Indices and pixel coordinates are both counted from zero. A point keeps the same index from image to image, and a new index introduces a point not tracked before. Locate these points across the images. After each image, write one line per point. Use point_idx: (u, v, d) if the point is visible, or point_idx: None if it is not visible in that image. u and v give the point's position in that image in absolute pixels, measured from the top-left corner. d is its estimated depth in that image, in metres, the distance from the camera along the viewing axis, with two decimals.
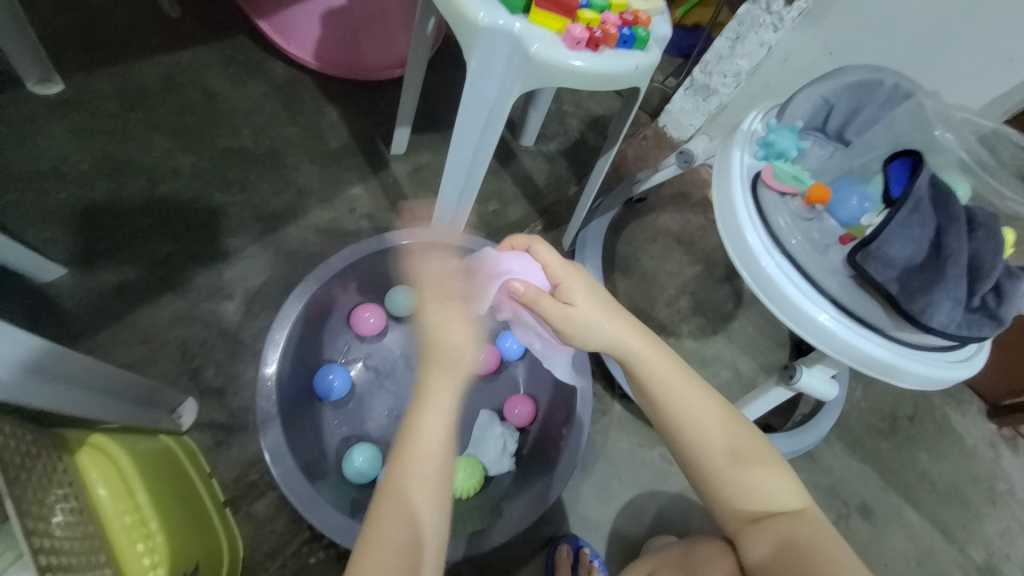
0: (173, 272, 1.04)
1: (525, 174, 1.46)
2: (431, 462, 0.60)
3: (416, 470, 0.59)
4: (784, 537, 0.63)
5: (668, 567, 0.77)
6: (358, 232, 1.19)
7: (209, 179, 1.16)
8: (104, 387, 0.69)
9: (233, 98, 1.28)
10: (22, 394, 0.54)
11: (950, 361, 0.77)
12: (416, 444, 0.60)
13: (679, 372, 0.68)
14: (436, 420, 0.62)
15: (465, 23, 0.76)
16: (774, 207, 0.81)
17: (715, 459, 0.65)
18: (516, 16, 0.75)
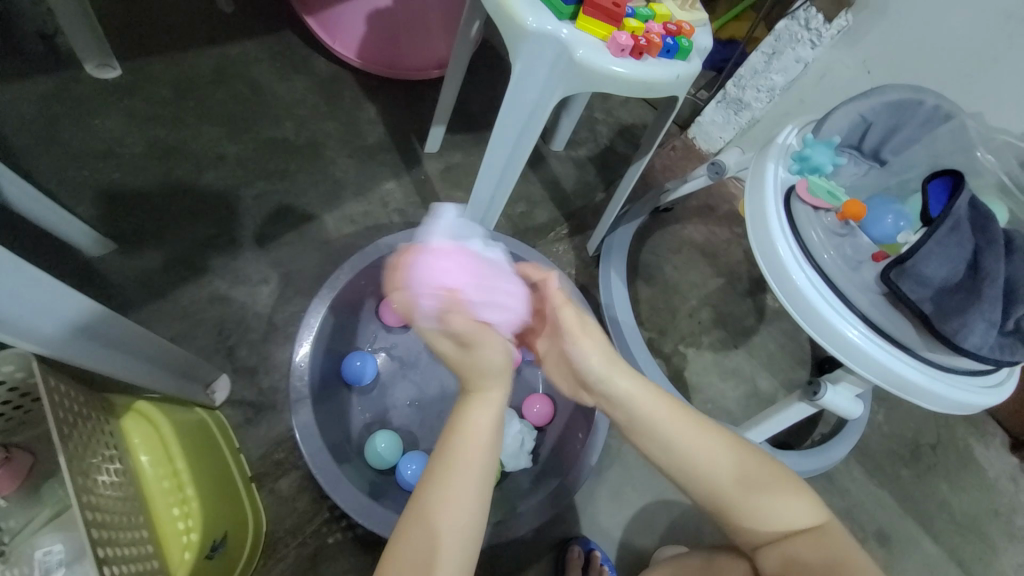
0: (213, 253, 1.09)
1: (554, 178, 1.48)
2: (473, 473, 0.57)
3: (458, 477, 0.56)
4: (801, 557, 0.61)
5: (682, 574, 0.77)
6: (389, 226, 1.22)
7: (250, 167, 1.21)
8: (151, 357, 0.73)
9: (277, 91, 1.33)
10: (70, 353, 0.57)
11: (980, 386, 0.76)
12: (460, 451, 0.58)
13: (653, 408, 0.67)
14: (481, 431, 0.59)
15: (512, 27, 0.78)
16: (807, 221, 0.82)
17: (716, 488, 0.64)
18: (563, 21, 0.77)
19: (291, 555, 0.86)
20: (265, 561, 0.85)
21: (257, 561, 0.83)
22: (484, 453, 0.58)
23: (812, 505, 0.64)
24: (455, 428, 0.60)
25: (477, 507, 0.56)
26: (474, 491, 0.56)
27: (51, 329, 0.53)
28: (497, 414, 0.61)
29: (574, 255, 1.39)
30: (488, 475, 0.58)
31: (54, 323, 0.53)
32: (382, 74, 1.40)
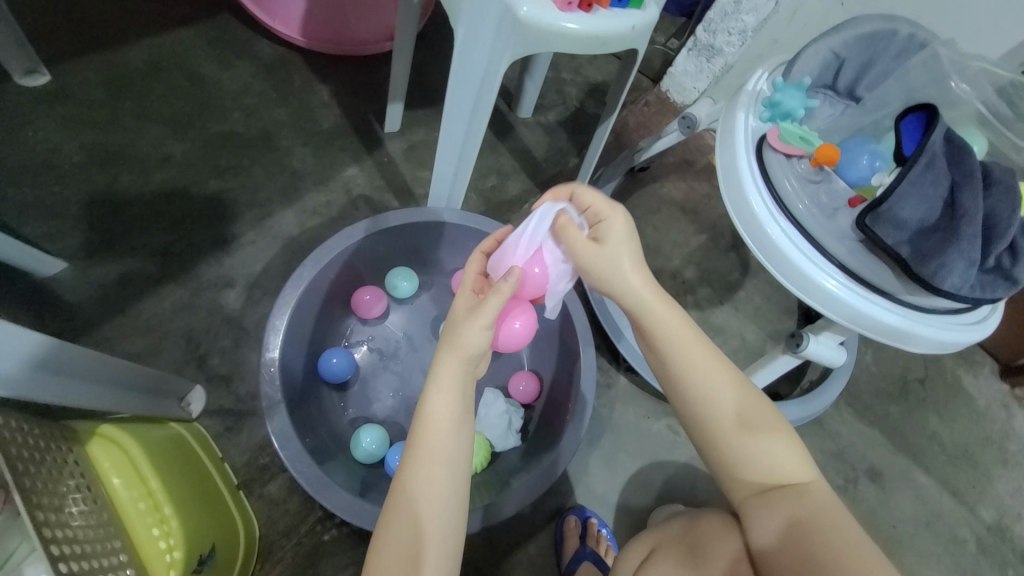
0: (173, 261, 1.04)
1: (524, 147, 1.43)
2: (444, 454, 0.61)
3: (435, 457, 0.60)
4: (788, 513, 0.61)
5: (668, 542, 0.73)
6: (355, 213, 1.18)
7: (201, 165, 1.15)
8: (112, 380, 0.70)
9: (221, 81, 1.25)
10: (29, 388, 0.54)
11: (960, 323, 0.75)
12: (432, 432, 0.61)
13: (697, 345, 0.68)
14: (445, 411, 0.61)
15: None
16: (781, 170, 0.78)
17: (719, 422, 0.65)
18: None
19: (288, 556, 0.86)
20: (262, 564, 0.85)
21: (253, 566, 0.83)
22: (451, 436, 0.61)
23: (798, 455, 0.65)
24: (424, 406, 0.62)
25: (456, 499, 0.60)
26: (449, 484, 0.60)
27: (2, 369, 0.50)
28: (458, 395, 0.62)
29: None
30: (458, 454, 0.62)
31: (5, 363, 0.50)
32: (331, 52, 1.32)
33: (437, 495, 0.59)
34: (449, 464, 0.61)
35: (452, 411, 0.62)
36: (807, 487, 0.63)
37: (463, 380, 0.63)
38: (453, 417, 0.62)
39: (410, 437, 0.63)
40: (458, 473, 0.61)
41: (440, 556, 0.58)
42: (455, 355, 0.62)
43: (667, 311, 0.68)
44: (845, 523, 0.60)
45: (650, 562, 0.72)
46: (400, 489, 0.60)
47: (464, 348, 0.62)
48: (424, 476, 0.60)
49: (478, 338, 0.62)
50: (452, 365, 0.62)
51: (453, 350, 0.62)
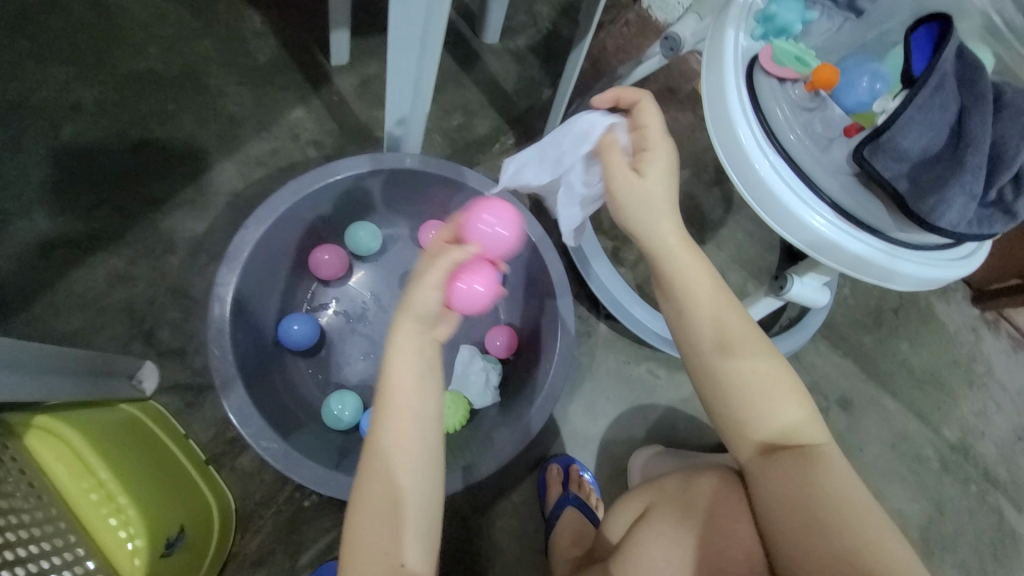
0: (102, 227, 0.93)
1: (491, 79, 1.29)
2: (413, 413, 0.57)
3: (399, 415, 0.57)
4: (796, 466, 0.60)
5: (664, 500, 0.74)
6: (306, 162, 1.06)
7: (119, 114, 1.00)
8: (44, 368, 0.63)
9: (130, 9, 1.06)
10: None
11: (949, 260, 0.72)
12: (394, 391, 0.58)
13: (715, 295, 0.64)
14: (408, 366, 0.58)
15: None
16: (773, 97, 0.70)
17: (736, 378, 0.62)
18: None
19: (268, 524, 0.85)
20: (241, 534, 0.84)
21: (232, 538, 0.82)
22: (414, 395, 0.57)
23: (807, 411, 0.63)
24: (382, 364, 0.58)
25: (428, 460, 0.57)
26: (419, 452, 0.57)
27: None
28: (417, 346, 0.59)
29: None
30: (427, 416, 0.58)
31: None
32: None
33: (408, 460, 0.56)
34: (417, 423, 0.57)
35: (415, 369, 0.58)
36: (807, 435, 0.62)
37: (421, 337, 0.59)
38: (414, 381, 0.58)
39: (373, 410, 0.59)
40: (429, 435, 0.57)
41: (416, 522, 0.56)
42: (410, 317, 0.59)
43: (689, 258, 0.64)
44: (843, 469, 0.60)
45: (646, 519, 0.73)
46: (370, 453, 0.57)
47: (417, 309, 0.59)
48: (391, 439, 0.56)
49: (431, 300, 0.60)
50: (410, 325, 0.59)
51: (409, 314, 0.59)
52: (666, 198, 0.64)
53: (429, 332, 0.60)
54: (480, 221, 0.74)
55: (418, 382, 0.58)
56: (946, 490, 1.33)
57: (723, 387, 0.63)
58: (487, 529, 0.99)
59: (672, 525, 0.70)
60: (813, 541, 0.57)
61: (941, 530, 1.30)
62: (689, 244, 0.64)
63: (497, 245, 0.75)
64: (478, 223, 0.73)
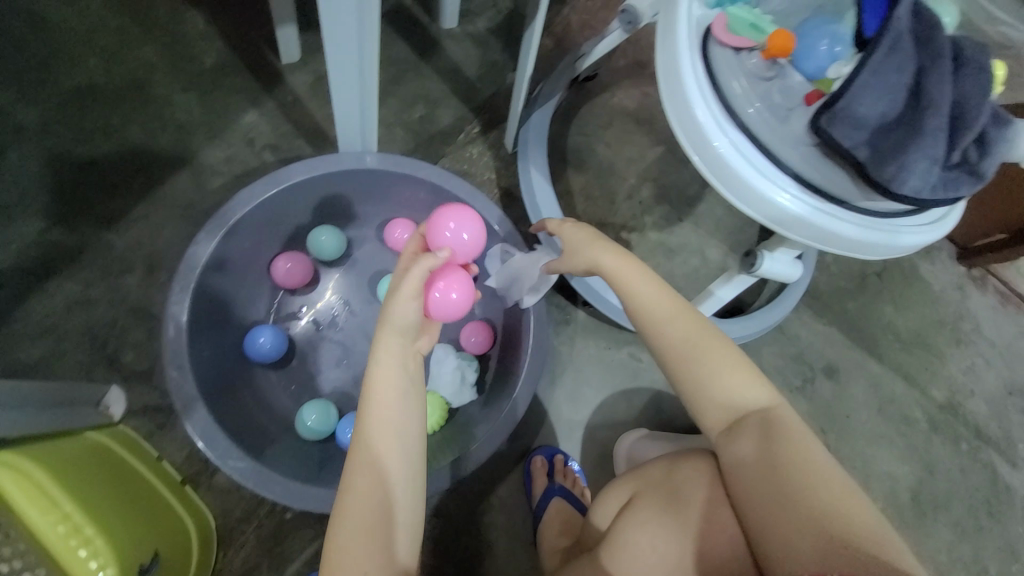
0: (57, 252, 0.91)
1: (453, 66, 1.25)
2: (395, 425, 0.57)
3: (380, 428, 0.57)
4: (761, 441, 0.62)
5: (648, 489, 0.72)
6: (263, 168, 1.02)
7: (63, 132, 0.96)
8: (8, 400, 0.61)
9: (65, 20, 1.02)
10: None
11: (922, 224, 0.70)
12: (376, 404, 0.58)
13: (654, 286, 0.70)
14: (389, 380, 0.58)
15: None
16: (728, 69, 0.67)
17: (687, 360, 0.66)
18: None
19: (251, 539, 0.85)
20: (224, 550, 0.84)
21: (214, 555, 0.82)
22: (398, 408, 0.58)
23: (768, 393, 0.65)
24: (367, 382, 0.58)
25: (413, 467, 0.58)
26: (401, 461, 0.57)
27: None
28: (401, 361, 0.59)
29: (492, 155, 1.20)
30: (409, 426, 0.58)
31: None
32: None
33: (392, 470, 0.56)
34: (401, 432, 0.57)
35: (397, 384, 0.58)
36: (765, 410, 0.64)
37: (402, 351, 0.60)
38: (398, 390, 0.58)
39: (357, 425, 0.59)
40: (412, 445, 0.58)
41: (404, 526, 0.56)
42: (392, 330, 0.60)
43: (622, 259, 0.72)
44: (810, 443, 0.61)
45: (630, 508, 0.71)
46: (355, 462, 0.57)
47: (399, 321, 0.60)
48: (376, 450, 0.56)
49: (410, 311, 0.61)
50: (391, 340, 0.60)
51: (393, 330, 0.60)
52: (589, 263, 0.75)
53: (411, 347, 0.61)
54: (446, 226, 0.75)
55: (400, 394, 0.59)
56: (935, 449, 1.33)
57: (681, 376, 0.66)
58: (475, 525, 1.00)
59: (656, 521, 0.68)
60: (775, 513, 0.57)
61: (932, 489, 1.30)
62: (628, 257, 0.73)
63: (466, 249, 0.76)
64: (444, 228, 0.74)
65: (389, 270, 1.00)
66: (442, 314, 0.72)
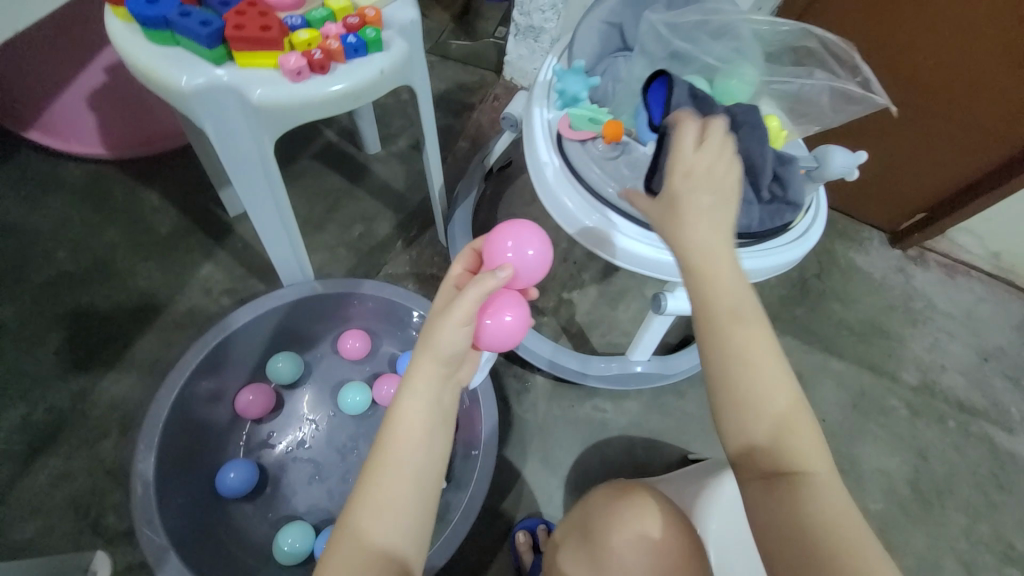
0: (39, 431, 0.98)
1: (383, 183, 1.41)
2: (411, 470, 0.53)
3: (405, 469, 0.53)
4: (804, 518, 0.47)
5: (573, 532, 0.78)
6: (222, 312, 1.13)
7: (41, 320, 1.08)
8: None
9: (39, 224, 1.17)
10: None
11: (790, 242, 0.78)
12: (397, 445, 0.53)
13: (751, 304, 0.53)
14: (417, 420, 0.54)
15: (169, 95, 0.66)
16: (581, 158, 0.80)
17: (748, 379, 0.51)
18: (215, 64, 0.65)
19: None
20: None
21: None
22: (416, 455, 0.54)
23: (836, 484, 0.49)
24: (390, 419, 0.54)
25: (416, 525, 0.53)
26: (406, 517, 0.52)
27: None
28: (431, 402, 0.54)
29: (430, 252, 1.33)
30: (425, 476, 0.54)
31: None
32: (121, 158, 1.24)
33: (401, 517, 0.52)
34: (416, 479, 0.53)
35: (422, 423, 0.54)
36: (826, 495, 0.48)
37: (438, 386, 0.55)
38: (422, 436, 0.54)
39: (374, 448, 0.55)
40: (423, 500, 0.53)
41: None
42: (432, 352, 0.54)
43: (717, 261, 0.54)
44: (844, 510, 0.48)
45: (560, 554, 0.77)
46: (366, 508, 0.52)
47: (445, 347, 0.54)
48: (390, 499, 0.52)
49: (459, 337, 0.54)
50: (427, 367, 0.54)
51: (433, 356, 0.54)
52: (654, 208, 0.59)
53: (448, 381, 0.56)
54: (505, 245, 0.66)
55: (422, 438, 0.54)
56: (923, 433, 1.34)
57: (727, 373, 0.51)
58: None
59: (574, 561, 0.74)
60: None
61: (931, 475, 1.29)
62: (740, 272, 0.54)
63: (529, 268, 0.67)
64: (504, 246, 0.65)
65: (348, 379, 1.08)
66: (492, 344, 0.62)
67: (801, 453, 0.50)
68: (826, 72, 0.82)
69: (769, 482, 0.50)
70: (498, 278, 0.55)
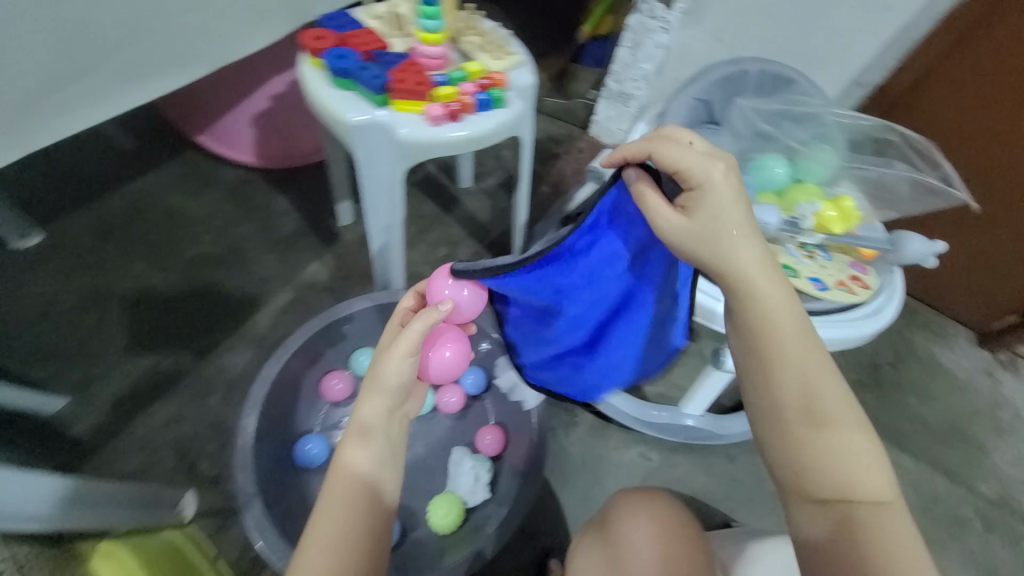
0: (161, 379, 1.16)
1: (470, 214, 1.57)
2: (360, 486, 0.63)
3: (354, 485, 0.63)
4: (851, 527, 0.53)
5: (593, 530, 0.81)
6: (320, 305, 1.30)
7: (180, 288, 1.29)
8: (107, 501, 0.80)
9: (193, 210, 1.41)
10: (55, 517, 0.67)
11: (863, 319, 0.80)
12: (350, 464, 0.64)
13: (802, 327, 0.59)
14: (367, 440, 0.64)
15: (336, 124, 0.83)
16: None
17: (804, 397, 0.57)
18: (378, 106, 0.82)
19: None
20: None
21: None
22: (368, 471, 0.64)
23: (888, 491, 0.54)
24: (345, 439, 0.65)
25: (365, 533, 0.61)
26: (354, 526, 0.61)
27: (39, 511, 0.65)
28: (380, 429, 0.65)
29: None
30: (374, 491, 0.64)
31: (38, 505, 0.64)
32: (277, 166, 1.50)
33: (348, 527, 0.61)
34: (365, 492, 0.63)
35: (373, 443, 0.65)
36: (884, 517, 0.53)
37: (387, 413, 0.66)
38: (372, 455, 0.64)
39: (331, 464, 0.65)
40: (372, 511, 0.63)
41: None
42: (381, 383, 0.65)
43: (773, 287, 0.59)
44: (910, 537, 0.52)
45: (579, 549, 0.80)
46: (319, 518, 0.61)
47: (392, 378, 0.65)
48: (341, 509, 0.61)
49: (402, 368, 0.66)
50: (375, 396, 0.65)
51: (381, 385, 0.65)
52: (688, 225, 0.60)
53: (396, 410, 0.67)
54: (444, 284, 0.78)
55: (372, 456, 0.64)
56: (998, 554, 1.22)
57: (778, 394, 0.58)
58: None
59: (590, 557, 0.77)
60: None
61: None
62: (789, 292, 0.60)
63: (467, 305, 0.79)
64: (443, 286, 0.77)
65: None
66: (435, 372, 0.82)
67: (862, 477, 0.54)
68: (907, 164, 0.87)
69: (824, 504, 0.55)
70: (439, 313, 0.69)
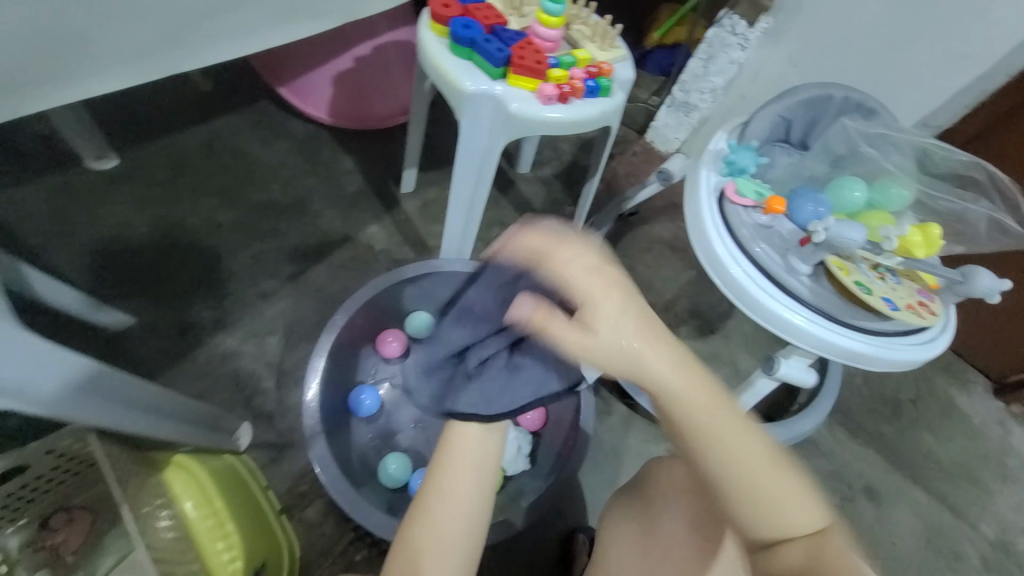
0: (222, 313, 1.20)
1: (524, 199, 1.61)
2: (467, 471, 0.62)
3: (459, 468, 0.63)
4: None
5: (624, 507, 0.84)
6: (377, 265, 1.34)
7: (246, 230, 1.33)
8: (159, 407, 0.75)
9: (263, 157, 1.45)
10: (78, 408, 0.59)
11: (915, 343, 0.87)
12: (455, 449, 0.64)
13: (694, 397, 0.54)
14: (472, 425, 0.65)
15: (450, 91, 0.87)
16: (738, 221, 0.92)
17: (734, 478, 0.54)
18: (495, 79, 0.86)
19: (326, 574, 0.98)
20: None
21: None
22: (477, 454, 0.64)
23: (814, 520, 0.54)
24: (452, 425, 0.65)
25: (478, 510, 0.62)
26: (463, 505, 0.61)
27: (50, 389, 0.55)
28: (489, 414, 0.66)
29: None
30: (485, 473, 0.63)
31: (53, 384, 0.55)
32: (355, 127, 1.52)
33: (457, 506, 0.61)
34: (475, 472, 0.63)
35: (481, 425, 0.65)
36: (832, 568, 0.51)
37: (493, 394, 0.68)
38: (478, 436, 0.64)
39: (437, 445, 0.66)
40: (483, 490, 0.62)
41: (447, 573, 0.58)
42: None
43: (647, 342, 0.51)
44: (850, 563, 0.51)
45: (610, 525, 0.83)
46: (423, 499, 0.62)
47: None
48: (447, 487, 0.61)
49: None
50: None
51: None
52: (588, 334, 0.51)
53: None
54: None
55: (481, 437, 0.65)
56: None
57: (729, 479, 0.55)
58: None
59: (625, 525, 0.80)
60: None
61: None
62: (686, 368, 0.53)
63: None
64: None
65: None
66: None
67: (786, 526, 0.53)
68: (989, 202, 0.91)
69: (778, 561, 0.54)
70: None
